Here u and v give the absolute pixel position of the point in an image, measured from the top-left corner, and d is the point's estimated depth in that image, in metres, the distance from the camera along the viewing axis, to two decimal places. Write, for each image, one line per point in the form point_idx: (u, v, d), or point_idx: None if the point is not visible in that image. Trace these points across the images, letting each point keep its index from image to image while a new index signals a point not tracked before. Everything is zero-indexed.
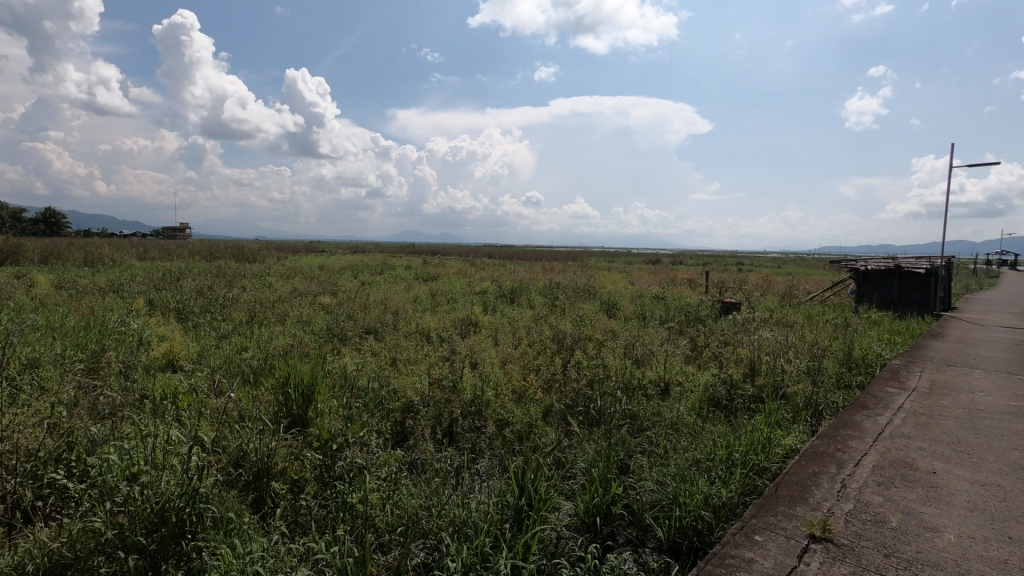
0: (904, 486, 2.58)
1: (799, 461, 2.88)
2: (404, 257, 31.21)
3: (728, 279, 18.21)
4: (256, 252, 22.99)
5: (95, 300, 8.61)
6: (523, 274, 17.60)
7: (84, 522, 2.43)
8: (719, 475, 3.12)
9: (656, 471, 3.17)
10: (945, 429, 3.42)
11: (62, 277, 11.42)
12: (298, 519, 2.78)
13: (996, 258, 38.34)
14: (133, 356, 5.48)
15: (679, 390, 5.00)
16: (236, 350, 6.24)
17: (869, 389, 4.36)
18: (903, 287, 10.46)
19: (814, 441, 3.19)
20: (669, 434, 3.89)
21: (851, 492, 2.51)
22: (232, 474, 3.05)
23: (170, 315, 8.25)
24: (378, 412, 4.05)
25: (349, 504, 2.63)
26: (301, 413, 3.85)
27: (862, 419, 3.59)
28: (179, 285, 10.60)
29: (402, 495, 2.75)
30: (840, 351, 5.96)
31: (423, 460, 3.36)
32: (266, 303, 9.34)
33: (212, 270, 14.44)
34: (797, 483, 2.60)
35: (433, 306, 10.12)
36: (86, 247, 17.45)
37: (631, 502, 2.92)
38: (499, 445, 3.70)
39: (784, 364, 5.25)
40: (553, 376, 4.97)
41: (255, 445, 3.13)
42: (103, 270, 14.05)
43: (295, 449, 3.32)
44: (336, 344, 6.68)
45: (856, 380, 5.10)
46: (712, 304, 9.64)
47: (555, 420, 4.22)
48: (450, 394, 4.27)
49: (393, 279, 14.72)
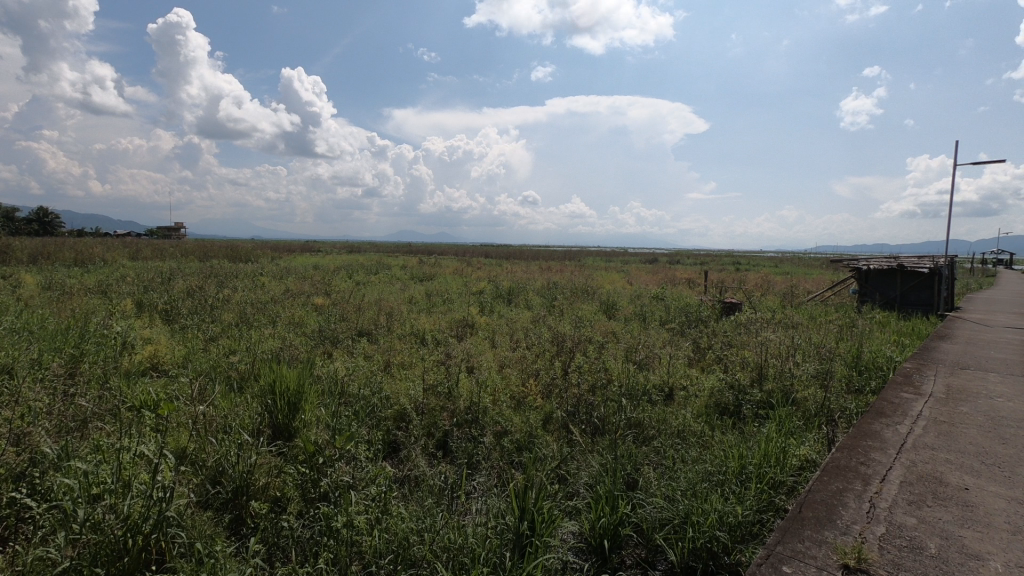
0: (937, 505, 2.38)
1: (821, 477, 2.67)
2: (400, 257, 31.39)
3: (728, 279, 18.00)
4: (250, 252, 22.53)
5: (81, 301, 8.36)
6: (520, 273, 17.41)
7: (42, 551, 2.21)
8: (732, 490, 2.92)
9: (665, 486, 2.96)
10: (970, 439, 3.22)
11: (50, 278, 11.18)
12: (279, 542, 2.57)
13: (991, 258, 38.38)
14: (115, 360, 5.26)
15: (684, 394, 4.81)
16: (223, 352, 6.03)
17: (883, 395, 4.15)
18: (906, 287, 10.33)
19: (834, 454, 2.98)
20: (676, 443, 3.69)
21: (881, 513, 2.30)
22: (209, 492, 2.84)
23: (158, 316, 8.04)
24: (368, 421, 3.83)
25: (333, 529, 2.40)
26: (286, 423, 3.64)
27: (881, 428, 3.41)
28: (170, 286, 10.37)
29: (392, 518, 2.52)
30: (849, 353, 5.78)
31: (416, 475, 3.14)
32: (258, 304, 9.12)
33: (203, 270, 14.17)
34: (822, 503, 2.39)
35: (429, 306, 9.92)
36: (77, 246, 17.23)
37: (640, 520, 2.72)
38: (498, 456, 3.47)
39: (792, 367, 5.06)
40: (552, 379, 4.77)
41: (234, 461, 2.93)
42: (92, 270, 13.75)
43: (278, 464, 3.10)
44: (328, 347, 6.45)
45: (868, 385, 4.92)
46: (713, 304, 9.47)
47: (555, 428, 3.99)
48: (444, 402, 4.05)
49: (388, 280, 14.47)
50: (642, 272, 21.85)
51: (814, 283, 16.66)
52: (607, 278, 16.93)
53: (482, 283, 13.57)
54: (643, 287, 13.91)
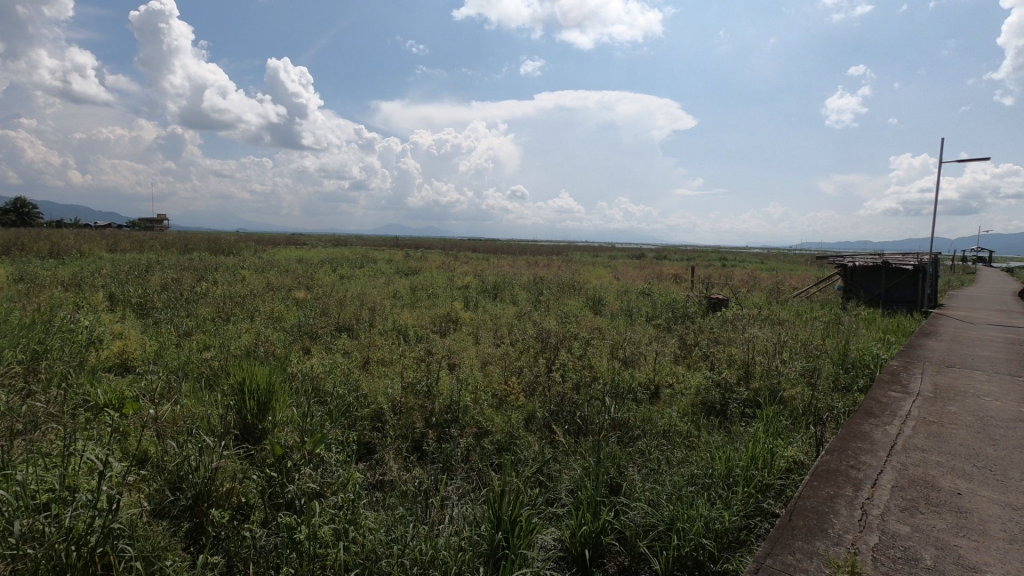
0: (931, 512, 2.28)
1: (810, 482, 2.56)
2: (386, 250, 31.05)
3: (715, 275, 18.10)
4: (233, 245, 22.01)
5: (48, 294, 7.95)
6: (508, 268, 17.23)
7: None
8: (719, 494, 2.80)
9: (650, 490, 2.83)
10: (960, 440, 3.14)
11: (20, 268, 10.71)
12: (240, 552, 2.29)
13: (971, 257, 39.26)
14: (79, 354, 4.96)
15: (669, 392, 4.72)
16: (197, 348, 5.77)
17: (871, 394, 4.09)
18: (890, 284, 10.42)
19: (824, 457, 2.88)
20: (661, 444, 3.59)
21: (874, 521, 2.19)
22: (166, 499, 2.47)
23: (130, 310, 7.70)
24: (342, 422, 3.63)
25: (294, 542, 2.19)
26: (253, 424, 3.35)
27: (870, 428, 3.33)
28: (145, 279, 9.97)
29: (361, 528, 2.33)
30: (835, 350, 5.73)
31: (388, 479, 2.97)
32: (235, 298, 8.80)
33: (183, 262, 13.73)
34: (813, 510, 2.28)
35: (412, 301, 9.68)
36: (52, 237, 16.63)
37: (623, 527, 2.58)
38: (476, 459, 3.31)
39: (779, 365, 4.98)
40: (536, 377, 4.61)
41: (196, 464, 2.57)
42: (67, 261, 13.24)
43: (243, 468, 2.79)
44: (306, 343, 6.23)
45: (854, 384, 4.88)
46: (700, 300, 9.41)
47: (537, 429, 3.86)
48: (423, 400, 3.88)
49: (372, 274, 14.16)
50: (629, 268, 21.82)
51: (798, 279, 16.77)
52: (595, 274, 16.84)
53: (468, 278, 13.39)
54: (631, 283, 13.83)
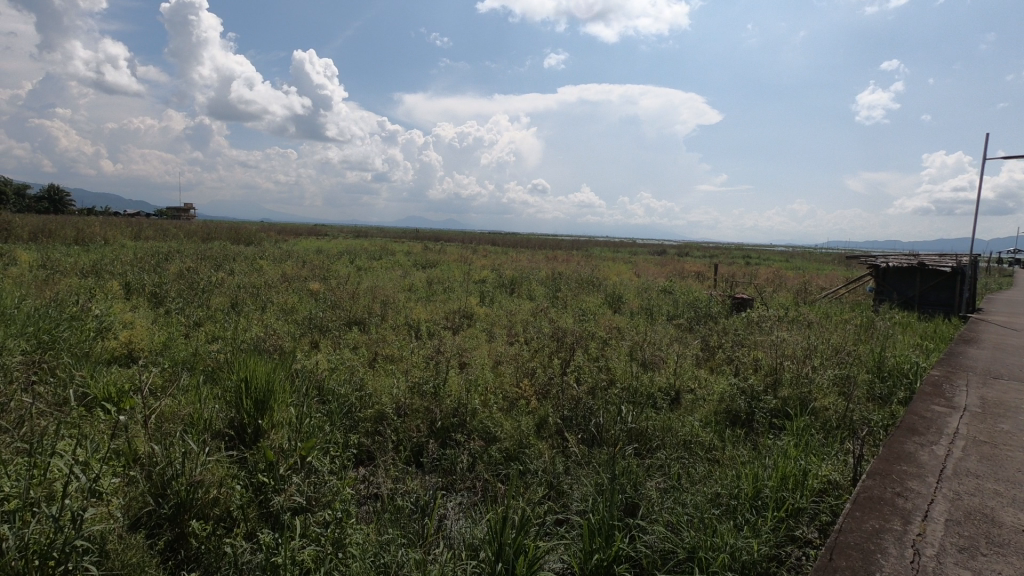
0: (994, 556, 1.99)
1: (852, 513, 2.29)
2: (403, 242, 31.12)
3: (738, 273, 17.52)
4: (255, 235, 22.21)
5: (66, 282, 8.01)
6: (526, 263, 17.01)
7: None
8: (745, 519, 2.55)
9: (669, 511, 2.60)
10: (1019, 466, 2.82)
11: (47, 255, 10.91)
12: (224, 568, 2.14)
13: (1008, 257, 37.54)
14: (86, 344, 4.90)
15: (691, 398, 4.44)
16: (205, 340, 5.70)
17: (912, 408, 3.75)
18: (925, 286, 9.84)
19: (865, 481, 2.60)
20: (682, 456, 3.34)
21: (928, 564, 1.92)
22: (146, 507, 2.32)
23: (146, 300, 7.70)
24: (342, 424, 3.47)
25: (277, 563, 2.02)
26: (248, 425, 3.20)
27: (915, 448, 3.02)
28: (163, 268, 10.01)
29: (351, 549, 2.16)
30: (871, 357, 5.34)
31: (387, 490, 2.79)
32: (249, 289, 8.76)
33: (203, 251, 13.84)
34: (857, 549, 2.02)
35: (427, 295, 9.53)
36: (81, 224, 16.96)
37: (639, 554, 2.35)
38: (483, 468, 3.12)
39: (810, 372, 4.66)
40: (549, 379, 4.39)
41: (178, 470, 2.41)
42: (93, 249, 13.44)
43: (235, 473, 2.64)
44: (315, 337, 6.12)
45: (891, 395, 4.52)
46: (723, 300, 9.01)
47: (548, 435, 3.64)
48: (430, 401, 3.70)
49: (388, 266, 14.08)
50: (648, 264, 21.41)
51: (826, 279, 16.14)
52: (614, 270, 16.46)
53: (485, 272, 13.21)
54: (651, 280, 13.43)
